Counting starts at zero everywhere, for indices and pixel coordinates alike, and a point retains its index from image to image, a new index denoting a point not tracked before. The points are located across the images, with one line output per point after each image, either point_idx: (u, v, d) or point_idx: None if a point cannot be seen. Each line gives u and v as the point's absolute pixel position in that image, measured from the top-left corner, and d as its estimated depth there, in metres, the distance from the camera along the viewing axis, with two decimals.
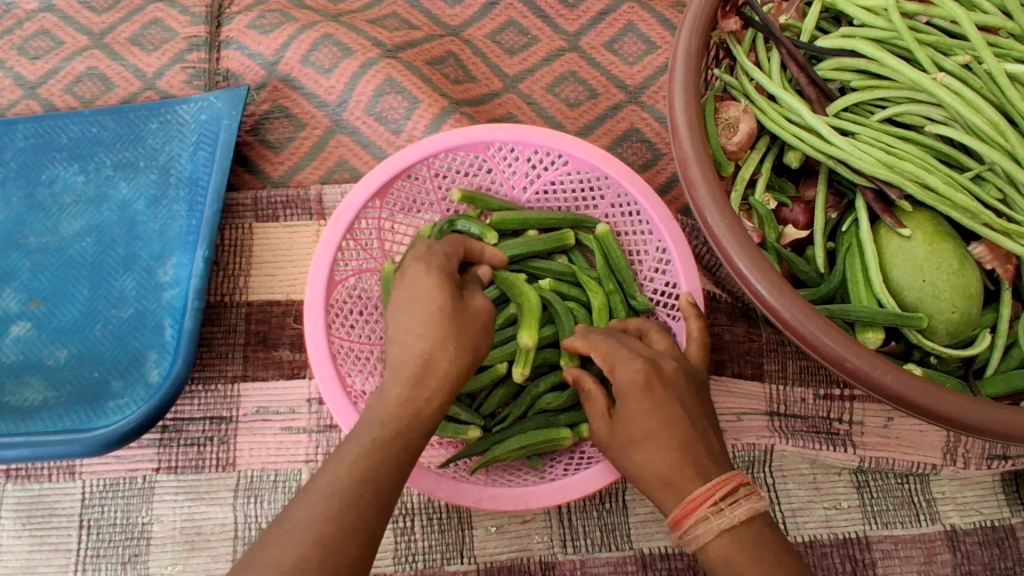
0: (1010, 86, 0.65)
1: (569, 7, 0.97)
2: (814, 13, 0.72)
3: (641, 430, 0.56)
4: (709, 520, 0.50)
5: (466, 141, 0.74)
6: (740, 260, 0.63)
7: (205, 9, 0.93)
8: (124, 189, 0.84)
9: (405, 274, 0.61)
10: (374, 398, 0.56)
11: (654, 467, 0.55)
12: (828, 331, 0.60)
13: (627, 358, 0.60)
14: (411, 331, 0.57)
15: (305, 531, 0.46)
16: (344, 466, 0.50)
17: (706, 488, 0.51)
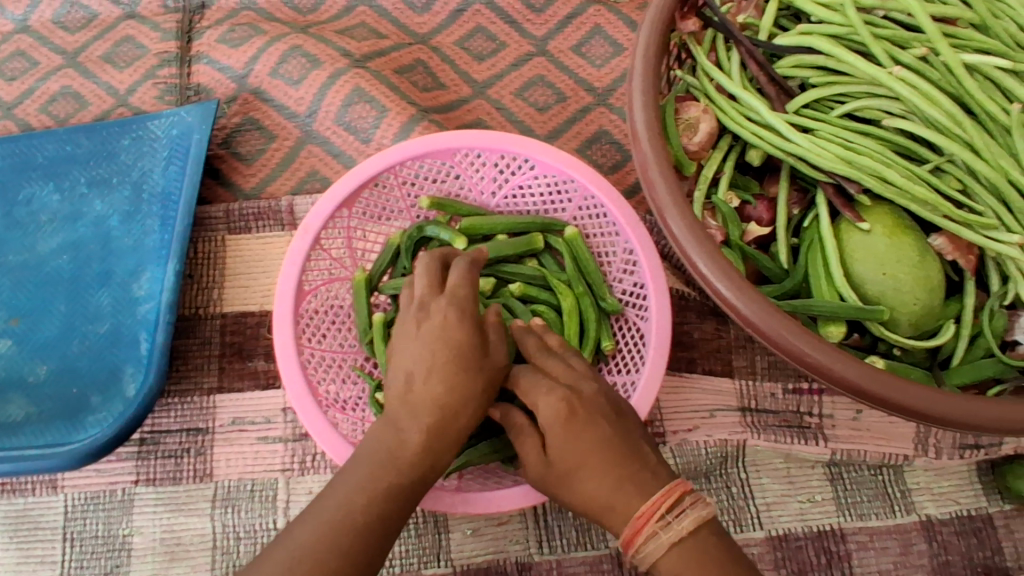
0: (968, 78, 0.64)
1: (535, 12, 0.97)
2: (770, 11, 0.72)
3: (575, 460, 0.55)
4: (658, 535, 0.51)
5: (433, 149, 0.75)
6: (701, 259, 0.64)
7: (175, 25, 0.94)
8: (99, 205, 0.85)
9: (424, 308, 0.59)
10: (389, 433, 0.57)
11: (599, 496, 0.55)
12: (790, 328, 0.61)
13: (547, 393, 0.58)
14: (430, 365, 0.57)
15: (308, 561, 0.51)
16: (357, 505, 0.53)
17: (646, 505, 0.52)
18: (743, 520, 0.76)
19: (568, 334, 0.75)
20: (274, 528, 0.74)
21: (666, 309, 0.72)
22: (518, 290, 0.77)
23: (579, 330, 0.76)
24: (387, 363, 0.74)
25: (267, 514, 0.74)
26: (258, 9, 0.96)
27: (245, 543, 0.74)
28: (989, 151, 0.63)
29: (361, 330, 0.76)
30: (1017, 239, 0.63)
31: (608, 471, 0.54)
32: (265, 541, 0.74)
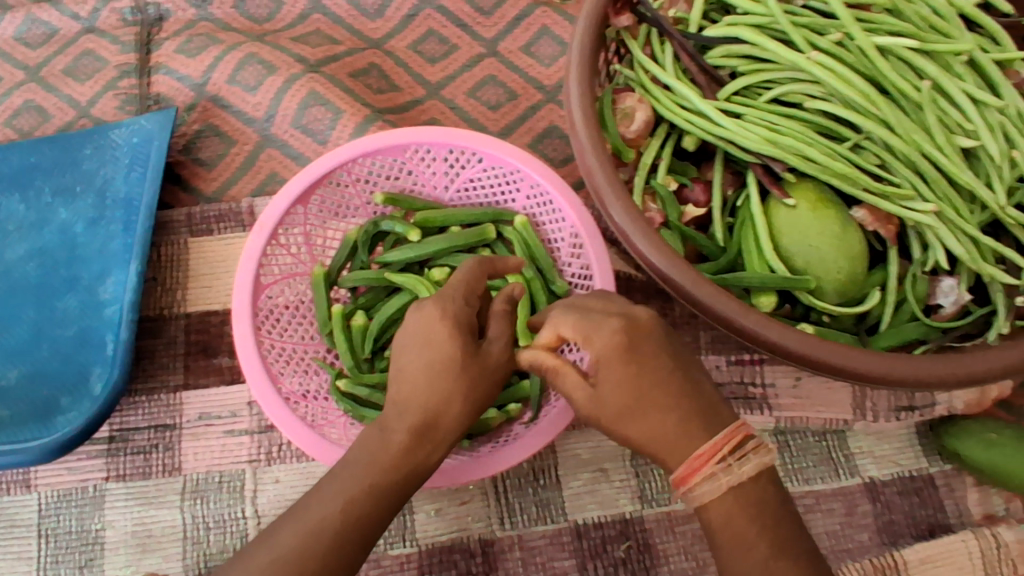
0: (880, 59, 0.67)
1: (485, 15, 1.01)
2: (699, 5, 0.75)
3: (635, 395, 0.56)
4: (718, 477, 0.53)
5: (383, 145, 0.78)
6: (637, 238, 0.67)
7: (134, 37, 0.97)
8: (64, 214, 0.87)
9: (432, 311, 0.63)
10: (376, 432, 0.59)
11: (658, 434, 0.56)
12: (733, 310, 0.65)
13: (601, 327, 0.57)
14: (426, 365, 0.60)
15: (290, 561, 0.53)
16: (339, 506, 0.55)
17: (710, 445, 0.54)
18: None
19: None
20: (243, 517, 0.76)
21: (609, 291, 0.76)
22: None
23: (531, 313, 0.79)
24: (346, 352, 0.77)
25: (235, 504, 0.77)
26: (215, 20, 0.99)
27: (214, 532, 0.76)
28: (902, 126, 0.67)
29: (321, 323, 0.79)
30: (930, 208, 0.66)
31: (663, 411, 0.56)
32: (234, 529, 0.76)
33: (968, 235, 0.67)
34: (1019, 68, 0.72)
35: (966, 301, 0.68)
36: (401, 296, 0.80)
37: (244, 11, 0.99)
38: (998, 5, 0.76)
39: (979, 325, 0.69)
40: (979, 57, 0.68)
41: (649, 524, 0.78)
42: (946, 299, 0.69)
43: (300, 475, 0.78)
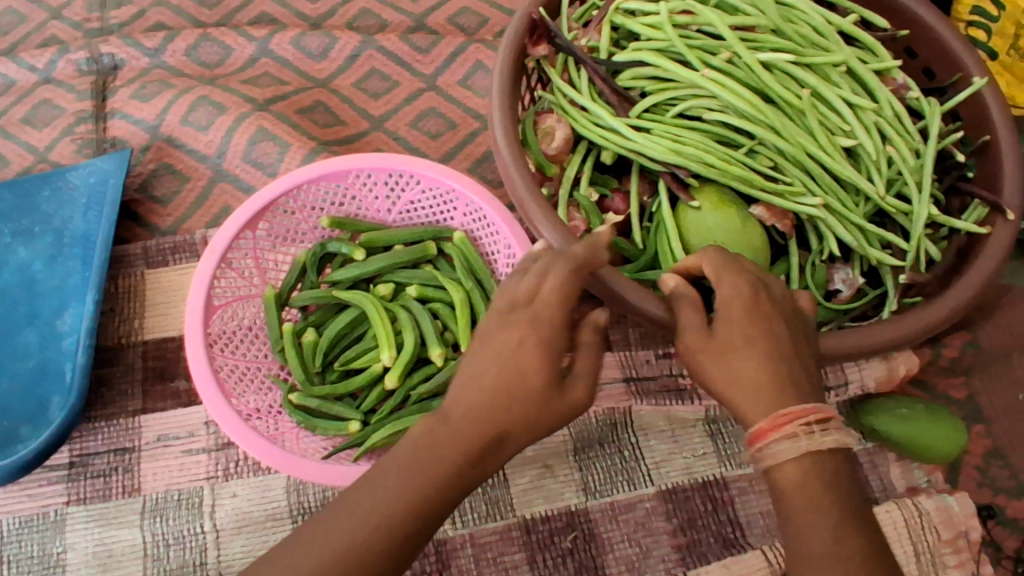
0: (765, 74, 0.75)
1: (422, 53, 1.09)
2: (606, 34, 0.81)
3: (742, 340, 0.58)
4: (797, 440, 0.54)
5: (326, 172, 0.84)
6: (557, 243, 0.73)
7: (90, 86, 1.03)
8: (22, 252, 0.91)
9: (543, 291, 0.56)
10: (451, 424, 0.53)
11: (751, 380, 0.57)
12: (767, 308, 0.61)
13: (733, 278, 0.61)
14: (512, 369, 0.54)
15: (360, 531, 0.51)
16: (404, 492, 0.52)
17: (797, 412, 0.55)
18: (635, 478, 0.85)
19: (461, 324, 0.84)
20: (201, 532, 0.79)
21: None
22: (415, 291, 0.86)
23: (471, 321, 0.85)
24: (297, 367, 0.81)
25: (194, 519, 0.79)
26: (167, 67, 1.05)
27: (174, 548, 0.78)
28: (787, 131, 0.74)
29: (273, 341, 0.83)
30: (818, 202, 0.73)
31: (764, 376, 0.57)
32: (193, 544, 0.78)
33: (853, 224, 0.74)
34: (895, 75, 0.81)
35: (860, 283, 0.76)
36: (350, 311, 0.85)
37: (195, 58, 1.05)
38: (875, 23, 0.85)
39: (872, 305, 0.77)
40: (856, 66, 0.77)
41: (593, 515, 0.83)
42: (842, 284, 0.76)
43: (257, 488, 0.81)
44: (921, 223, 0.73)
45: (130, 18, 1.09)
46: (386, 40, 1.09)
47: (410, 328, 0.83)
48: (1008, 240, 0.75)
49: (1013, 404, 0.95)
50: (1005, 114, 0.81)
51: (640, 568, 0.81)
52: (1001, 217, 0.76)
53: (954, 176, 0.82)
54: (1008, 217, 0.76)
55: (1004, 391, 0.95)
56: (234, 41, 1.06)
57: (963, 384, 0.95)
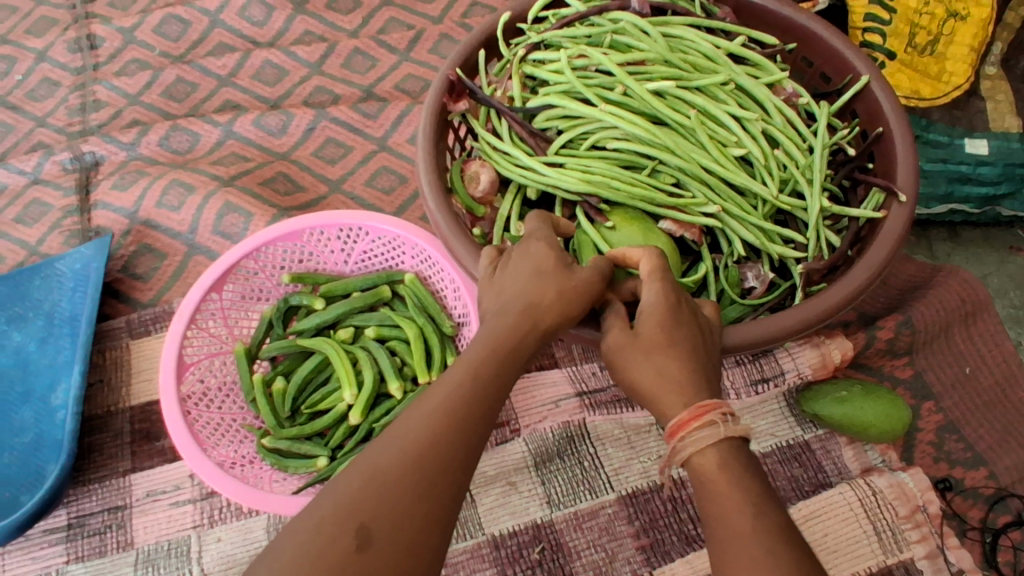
0: (656, 100, 0.84)
1: (372, 119, 1.19)
2: (518, 86, 0.91)
3: (663, 339, 0.60)
4: (717, 425, 0.56)
5: (281, 233, 0.93)
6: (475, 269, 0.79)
7: (75, 183, 1.14)
8: (17, 337, 1.00)
9: (510, 277, 0.61)
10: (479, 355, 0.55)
11: (673, 376, 0.59)
12: (684, 313, 0.62)
13: (657, 284, 0.63)
14: (505, 338, 0.56)
15: (420, 448, 0.49)
16: (448, 406, 0.51)
17: (713, 403, 0.57)
18: (596, 487, 0.89)
19: (416, 357, 0.90)
20: None
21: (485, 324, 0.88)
22: (372, 332, 0.93)
23: (425, 354, 0.91)
24: (268, 413, 0.88)
25: (183, 566, 0.84)
26: (143, 157, 1.15)
27: None
28: (682, 150, 0.83)
29: (245, 392, 0.90)
30: (717, 209, 0.81)
31: (689, 376, 0.59)
32: None
33: (753, 224, 0.82)
34: (786, 86, 0.89)
35: (770, 278, 0.83)
36: (314, 358, 0.92)
37: (168, 147, 1.16)
38: (764, 40, 0.94)
39: (787, 294, 0.83)
40: (742, 83, 0.86)
41: (558, 525, 0.87)
42: (754, 281, 0.83)
43: (240, 531, 0.87)
44: (816, 215, 0.82)
45: (108, 118, 1.22)
46: (338, 111, 1.20)
47: (369, 366, 0.90)
48: (903, 222, 0.81)
49: (959, 377, 0.99)
50: (894, 106, 0.88)
51: (607, 572, 0.85)
52: (895, 201, 0.82)
53: (851, 169, 0.89)
54: (901, 200, 0.82)
55: (947, 366, 0.99)
56: (201, 128, 1.17)
57: (907, 364, 0.99)
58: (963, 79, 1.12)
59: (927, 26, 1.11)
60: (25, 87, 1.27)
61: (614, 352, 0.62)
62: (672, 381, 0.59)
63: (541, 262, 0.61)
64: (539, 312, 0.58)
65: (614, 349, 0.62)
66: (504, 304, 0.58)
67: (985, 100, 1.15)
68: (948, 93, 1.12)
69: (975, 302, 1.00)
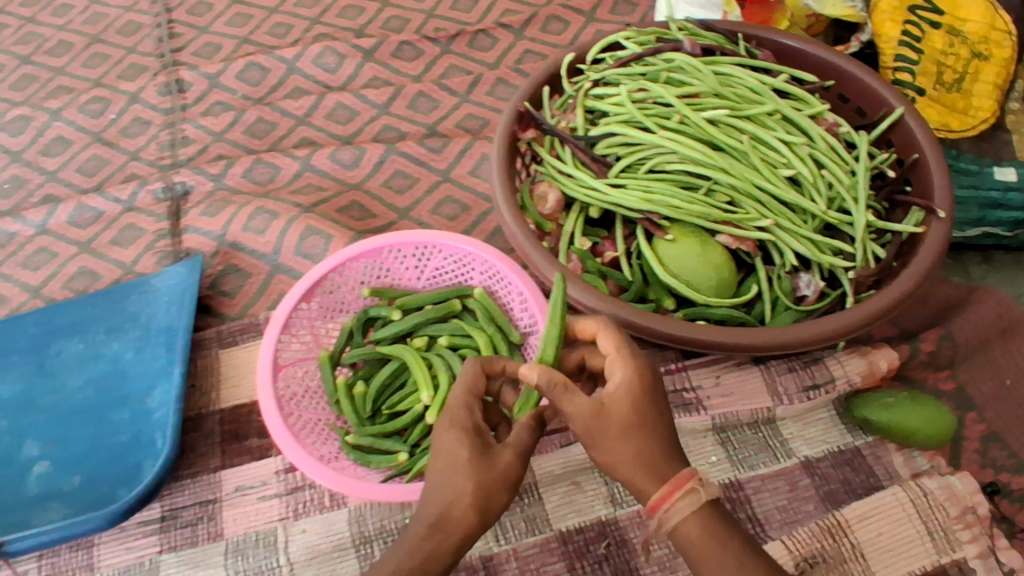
0: (711, 128, 0.94)
1: (437, 153, 1.30)
2: (581, 117, 1.03)
3: (637, 421, 0.66)
4: (692, 493, 0.65)
5: (364, 250, 1.01)
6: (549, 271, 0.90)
7: (166, 210, 1.25)
8: (116, 346, 1.08)
9: (437, 476, 0.68)
10: (433, 518, 0.67)
11: (645, 456, 0.66)
12: (653, 395, 0.69)
13: (623, 369, 0.69)
14: (428, 520, 0.67)
15: None
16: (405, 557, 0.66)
17: (683, 472, 0.66)
18: None
19: None
20: (277, 566, 0.89)
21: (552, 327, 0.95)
22: (446, 340, 1.00)
23: (495, 361, 0.98)
24: (352, 413, 0.95)
25: (270, 555, 0.90)
26: (228, 187, 1.26)
27: None
28: (735, 171, 0.92)
29: (329, 393, 0.97)
30: (769, 222, 0.89)
31: (663, 449, 0.67)
32: None
33: (804, 237, 0.90)
34: (826, 117, 0.98)
35: (822, 287, 0.90)
36: (392, 363, 1.00)
37: (250, 178, 1.27)
38: (803, 78, 1.05)
39: (837, 301, 0.91)
40: (786, 113, 0.96)
41: (622, 523, 0.92)
42: (808, 289, 0.91)
43: (324, 523, 0.93)
44: (862, 229, 0.90)
45: (195, 153, 1.33)
46: (406, 146, 1.30)
47: (444, 372, 0.97)
48: (943, 237, 0.89)
49: (1001, 389, 1.04)
50: (928, 135, 0.97)
51: (671, 568, 0.88)
52: (935, 217, 0.91)
53: (890, 190, 0.97)
54: (940, 216, 0.91)
55: (989, 380, 1.04)
56: (281, 161, 1.28)
57: (950, 377, 1.04)
58: (989, 113, 1.22)
59: (953, 66, 1.22)
60: (118, 125, 1.40)
61: (590, 430, 0.66)
62: (651, 462, 0.66)
63: (461, 452, 0.68)
64: (450, 521, 0.66)
65: (589, 428, 0.66)
66: (449, 463, 0.68)
67: (1011, 132, 1.25)
68: (976, 126, 1.22)
69: (1012, 319, 1.06)
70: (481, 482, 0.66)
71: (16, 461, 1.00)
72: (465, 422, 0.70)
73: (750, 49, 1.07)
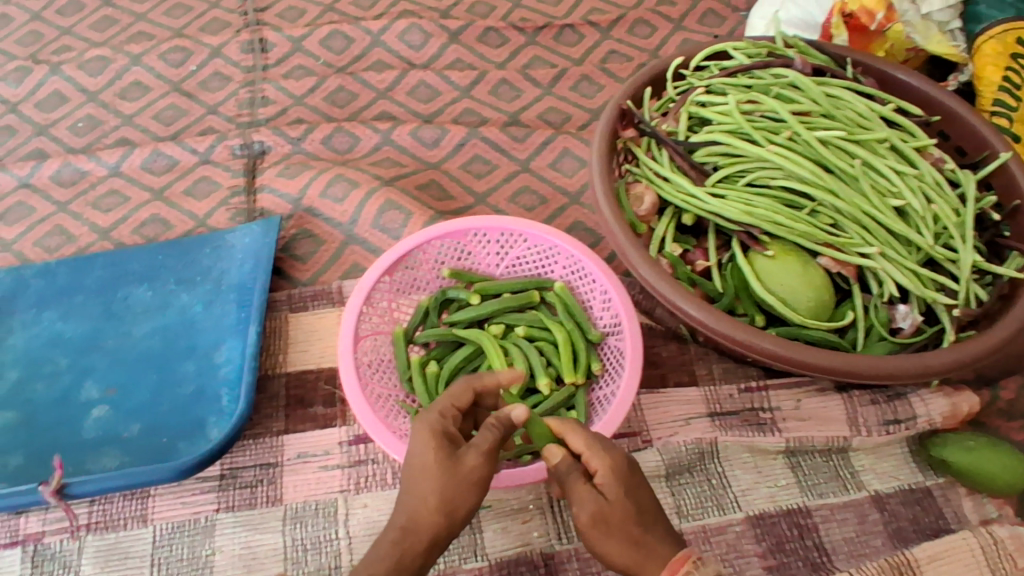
0: (822, 148, 0.93)
1: (519, 142, 1.29)
2: (684, 121, 1.01)
3: (628, 505, 0.66)
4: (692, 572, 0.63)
5: (450, 230, 1.00)
6: (640, 265, 0.92)
7: (243, 167, 1.23)
8: (185, 298, 1.06)
9: (408, 482, 0.69)
10: (406, 517, 0.67)
11: (638, 540, 0.66)
12: (635, 477, 0.69)
13: (603, 451, 0.69)
14: (402, 523, 0.67)
15: None
16: (383, 560, 0.66)
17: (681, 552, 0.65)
18: (724, 505, 0.92)
19: (564, 359, 0.95)
20: (336, 538, 0.88)
21: (637, 331, 0.94)
22: (523, 330, 0.99)
23: (573, 357, 0.97)
24: (425, 392, 0.94)
25: (330, 526, 0.89)
26: (306, 153, 1.25)
27: (311, 553, 0.87)
28: (843, 194, 0.91)
29: (402, 370, 0.96)
30: (875, 250, 0.88)
31: (652, 527, 0.67)
32: (328, 549, 0.87)
33: (908, 268, 0.89)
34: (932, 151, 0.97)
35: (920, 322, 0.89)
36: (468, 347, 0.99)
37: (329, 145, 1.26)
38: (910, 110, 1.02)
39: (932, 339, 0.90)
40: (896, 143, 0.94)
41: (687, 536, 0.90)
42: (904, 322, 0.90)
43: (386, 501, 0.91)
44: (967, 267, 0.89)
45: (275, 114, 1.32)
46: (489, 132, 1.29)
47: (522, 362, 0.96)
48: None
49: None
50: None
51: None
52: None
53: (992, 234, 0.96)
54: None
55: None
56: (362, 132, 1.27)
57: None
58: None
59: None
60: (198, 77, 1.38)
61: (591, 519, 0.66)
62: (647, 547, 0.65)
63: (430, 456, 0.68)
64: (418, 525, 0.67)
65: (593, 517, 0.66)
66: (416, 463, 0.69)
67: None
68: None
69: None
70: (446, 490, 0.67)
71: (75, 401, 0.98)
72: (432, 427, 0.71)
73: (857, 76, 1.05)
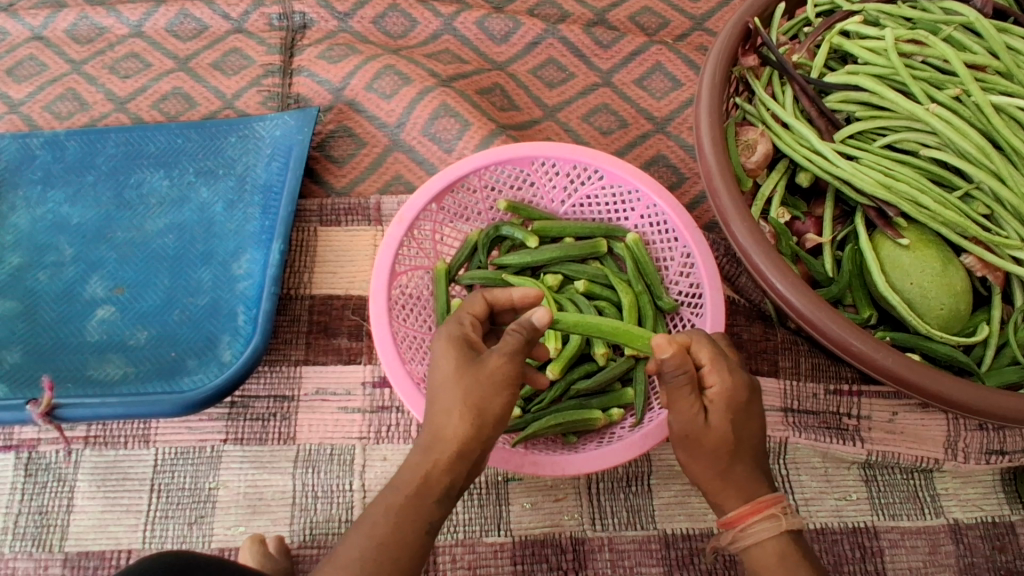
0: (995, 115, 0.72)
1: (603, 48, 1.08)
2: (823, 52, 0.79)
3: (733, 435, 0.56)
4: (779, 518, 0.55)
5: (515, 155, 0.84)
6: (734, 219, 0.73)
7: (280, 41, 1.06)
8: (204, 193, 0.94)
9: (430, 392, 0.59)
10: (433, 430, 0.58)
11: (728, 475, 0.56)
12: (753, 409, 0.57)
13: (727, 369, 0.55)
14: (427, 435, 0.59)
15: (384, 521, 0.57)
16: (410, 476, 0.58)
17: (771, 495, 0.56)
18: None
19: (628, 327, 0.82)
20: (349, 489, 0.81)
21: (720, 307, 0.79)
22: (585, 285, 0.84)
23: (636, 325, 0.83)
24: None
25: (344, 476, 0.81)
26: (354, 32, 1.07)
27: (321, 501, 0.80)
28: (1013, 180, 0.71)
29: (440, 314, 0.83)
30: None
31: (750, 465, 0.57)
32: (340, 500, 0.80)
33: None
34: None
35: None
36: None
37: (381, 27, 1.08)
38: None
39: None
40: None
41: None
42: None
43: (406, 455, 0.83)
44: None
45: None
46: (569, 31, 1.09)
47: None
48: None
49: None
50: None
51: None
52: None
53: None
54: None
55: None
56: (421, 15, 1.09)
57: None
58: None
59: None
60: None
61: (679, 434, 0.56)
62: (732, 484, 0.56)
63: (450, 367, 0.58)
64: (445, 441, 0.57)
65: (680, 433, 0.56)
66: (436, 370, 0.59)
67: None
68: None
69: None
70: (472, 393, 0.56)
71: (79, 298, 0.89)
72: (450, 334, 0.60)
73: None
